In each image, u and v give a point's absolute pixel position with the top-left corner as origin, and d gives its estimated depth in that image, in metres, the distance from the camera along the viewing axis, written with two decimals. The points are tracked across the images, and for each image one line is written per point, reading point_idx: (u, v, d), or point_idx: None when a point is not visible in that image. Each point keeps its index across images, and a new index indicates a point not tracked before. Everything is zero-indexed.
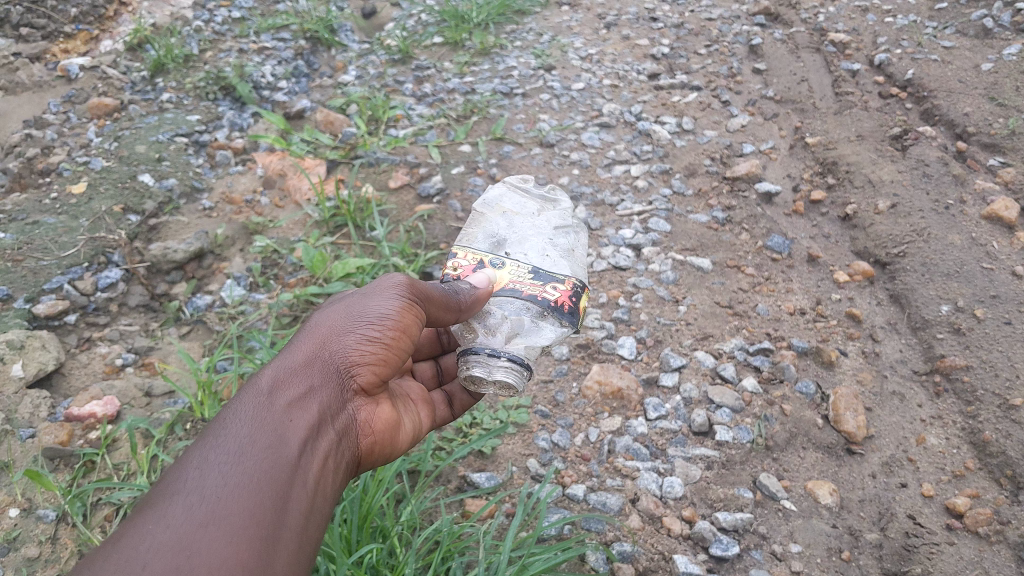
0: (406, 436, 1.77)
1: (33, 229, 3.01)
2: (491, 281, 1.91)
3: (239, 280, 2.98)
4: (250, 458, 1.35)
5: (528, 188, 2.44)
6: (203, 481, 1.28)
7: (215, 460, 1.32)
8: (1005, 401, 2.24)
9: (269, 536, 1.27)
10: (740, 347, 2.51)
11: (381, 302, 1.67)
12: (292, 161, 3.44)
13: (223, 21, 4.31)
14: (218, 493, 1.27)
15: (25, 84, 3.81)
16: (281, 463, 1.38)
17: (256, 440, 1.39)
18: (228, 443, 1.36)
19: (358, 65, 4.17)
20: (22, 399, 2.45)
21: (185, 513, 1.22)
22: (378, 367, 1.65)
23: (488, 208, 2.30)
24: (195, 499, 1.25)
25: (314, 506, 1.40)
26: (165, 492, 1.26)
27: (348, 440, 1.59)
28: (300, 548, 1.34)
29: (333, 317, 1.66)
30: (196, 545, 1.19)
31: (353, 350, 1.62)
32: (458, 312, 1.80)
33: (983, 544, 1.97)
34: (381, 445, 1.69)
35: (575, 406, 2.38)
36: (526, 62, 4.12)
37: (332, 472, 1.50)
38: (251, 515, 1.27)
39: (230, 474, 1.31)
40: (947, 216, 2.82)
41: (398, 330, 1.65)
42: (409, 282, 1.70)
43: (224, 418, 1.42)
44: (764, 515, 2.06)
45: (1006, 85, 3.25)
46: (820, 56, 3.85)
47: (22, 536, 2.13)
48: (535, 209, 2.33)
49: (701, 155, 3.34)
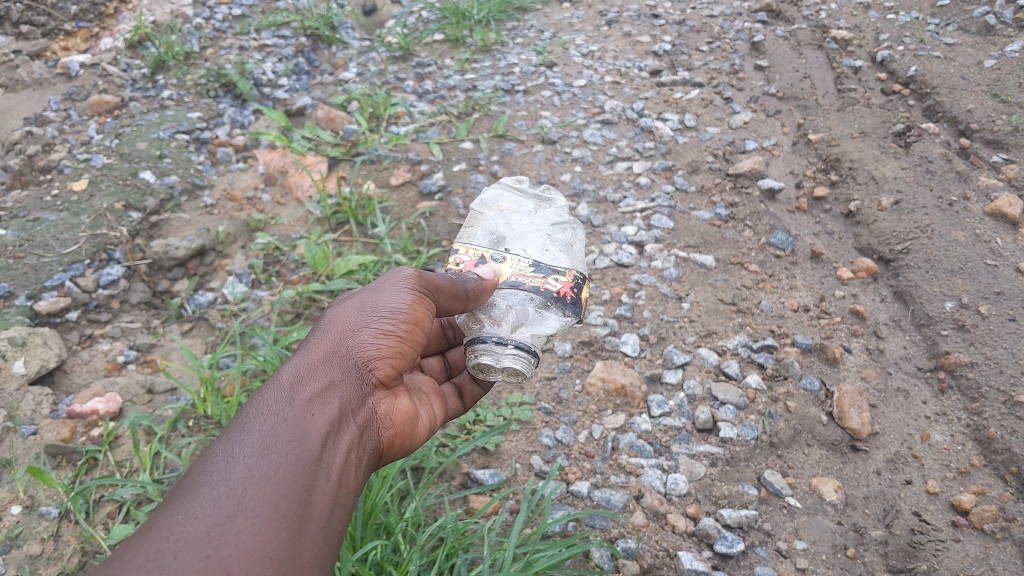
0: (423, 428, 1.76)
1: (33, 226, 3.00)
2: (496, 275, 1.92)
3: (241, 278, 2.97)
4: (274, 452, 1.36)
5: (523, 187, 2.35)
6: (228, 475, 1.29)
7: (239, 453, 1.33)
8: (1010, 398, 2.24)
9: (295, 527, 1.29)
10: (745, 344, 2.50)
11: (393, 296, 1.67)
12: (293, 158, 3.42)
13: (223, 18, 4.29)
14: (243, 486, 1.28)
15: (24, 82, 3.80)
16: (303, 457, 1.38)
17: (278, 433, 1.39)
18: (252, 437, 1.36)
19: (359, 62, 4.16)
20: (23, 397, 2.44)
21: (212, 507, 1.24)
22: (395, 360, 1.64)
23: (484, 207, 2.25)
24: (222, 492, 1.26)
25: (338, 499, 1.40)
26: (192, 485, 1.27)
27: (370, 433, 1.59)
28: (325, 540, 1.35)
29: (347, 312, 1.66)
30: (224, 537, 1.21)
31: (370, 345, 1.61)
32: (466, 301, 1.79)
33: (989, 541, 1.96)
34: (402, 437, 1.69)
35: (579, 403, 2.37)
36: (527, 59, 4.11)
37: (355, 465, 1.50)
38: (276, 508, 1.28)
39: (255, 467, 1.32)
40: (951, 212, 2.81)
41: (411, 323, 1.66)
42: (418, 274, 1.70)
43: (245, 414, 1.42)
44: (769, 512, 2.06)
45: (1009, 82, 3.23)
46: (823, 53, 3.83)
47: (23, 534, 2.12)
48: (532, 208, 2.27)
49: (704, 152, 3.33)
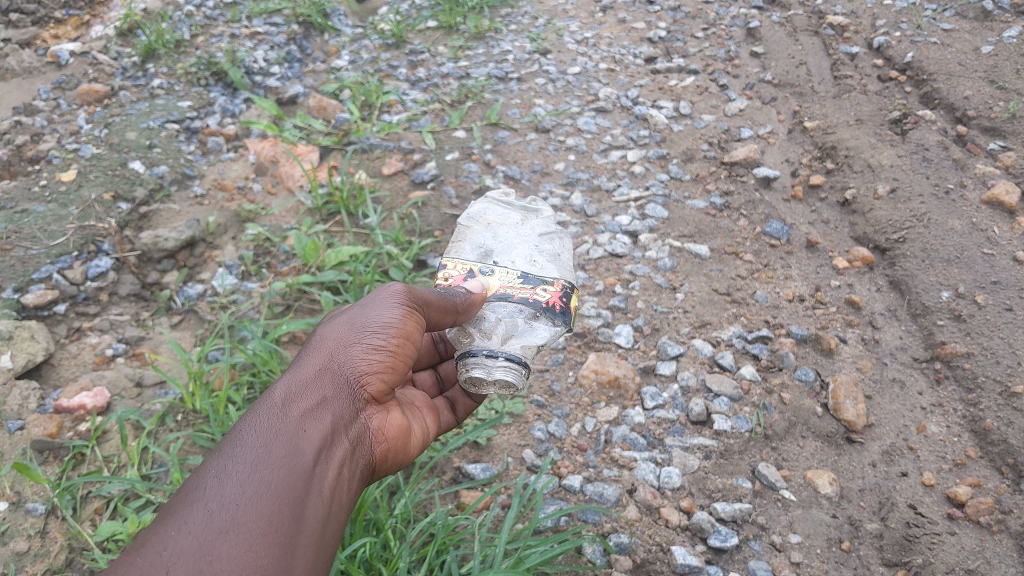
0: (417, 441, 1.75)
1: (21, 217, 2.94)
2: (485, 288, 1.88)
3: (231, 269, 2.92)
4: (267, 468, 1.34)
5: (509, 200, 2.33)
6: (221, 491, 1.27)
7: (232, 470, 1.31)
8: (1006, 388, 2.22)
9: (288, 542, 1.27)
10: (739, 335, 2.48)
11: (383, 311, 1.64)
12: (284, 147, 3.38)
13: (214, 5, 4.21)
14: (236, 501, 1.26)
15: (13, 71, 3.73)
16: (296, 471, 1.36)
17: (271, 450, 1.37)
18: (244, 452, 1.34)
19: (352, 49, 4.09)
20: (11, 391, 2.41)
21: (205, 522, 1.22)
22: (387, 375, 1.62)
23: (472, 221, 2.22)
24: (216, 507, 1.25)
25: (330, 513, 1.39)
26: (186, 500, 1.26)
27: (362, 447, 1.57)
28: (318, 555, 1.33)
29: (338, 328, 1.64)
30: (216, 552, 1.19)
31: (361, 360, 1.59)
32: (456, 314, 1.76)
33: (984, 533, 1.96)
34: (395, 451, 1.67)
35: (572, 396, 2.34)
36: (522, 46, 4.04)
37: (348, 479, 1.49)
38: (269, 523, 1.27)
39: (248, 483, 1.30)
40: (947, 200, 2.78)
41: (401, 338, 1.63)
42: (408, 288, 1.67)
43: (238, 431, 1.40)
44: (764, 505, 2.05)
45: (1007, 68, 3.20)
46: (819, 40, 3.78)
47: (10, 530, 2.09)
48: (519, 219, 2.24)
49: (699, 140, 3.29)
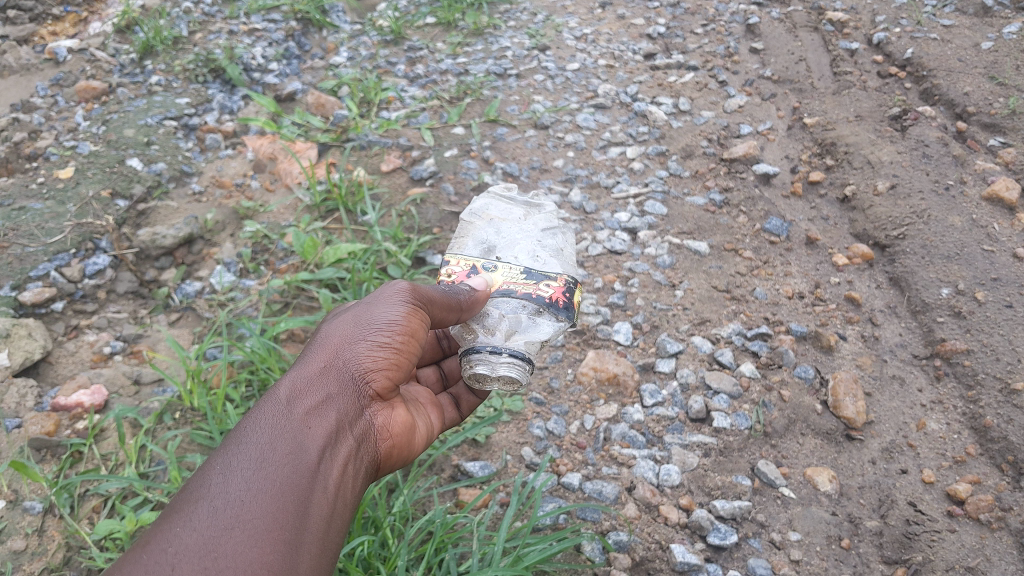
0: (421, 438, 1.74)
1: (18, 215, 2.93)
2: (489, 284, 1.88)
3: (229, 266, 2.91)
4: (272, 465, 1.34)
5: (512, 195, 2.30)
6: (227, 487, 1.27)
7: (237, 467, 1.30)
8: (1006, 385, 2.21)
9: (292, 539, 1.27)
10: (739, 332, 2.47)
11: (388, 309, 1.63)
12: (282, 144, 3.36)
13: (212, 2, 4.19)
14: (241, 498, 1.26)
15: (11, 67, 3.72)
16: (301, 468, 1.36)
17: (276, 447, 1.37)
18: (249, 450, 1.34)
19: (350, 46, 4.08)
20: (8, 389, 2.40)
21: (210, 518, 1.22)
22: (391, 372, 1.61)
23: (474, 217, 2.21)
24: (220, 504, 1.24)
25: (335, 510, 1.39)
26: (190, 498, 1.25)
27: (367, 444, 1.56)
28: (323, 552, 1.32)
29: (342, 325, 1.63)
30: (221, 548, 1.19)
31: (365, 357, 1.58)
32: (460, 312, 1.74)
33: (984, 530, 1.95)
34: (399, 448, 1.66)
35: (571, 393, 2.34)
36: (521, 42, 4.03)
37: (353, 476, 1.48)
38: (274, 520, 1.26)
39: (252, 480, 1.30)
40: (947, 197, 2.77)
41: (406, 335, 1.62)
42: (412, 286, 1.66)
43: (243, 428, 1.39)
44: (763, 503, 2.05)
45: (1007, 64, 3.19)
46: (819, 35, 3.77)
47: (7, 529, 2.09)
48: (521, 214, 2.22)
49: (698, 136, 3.28)
